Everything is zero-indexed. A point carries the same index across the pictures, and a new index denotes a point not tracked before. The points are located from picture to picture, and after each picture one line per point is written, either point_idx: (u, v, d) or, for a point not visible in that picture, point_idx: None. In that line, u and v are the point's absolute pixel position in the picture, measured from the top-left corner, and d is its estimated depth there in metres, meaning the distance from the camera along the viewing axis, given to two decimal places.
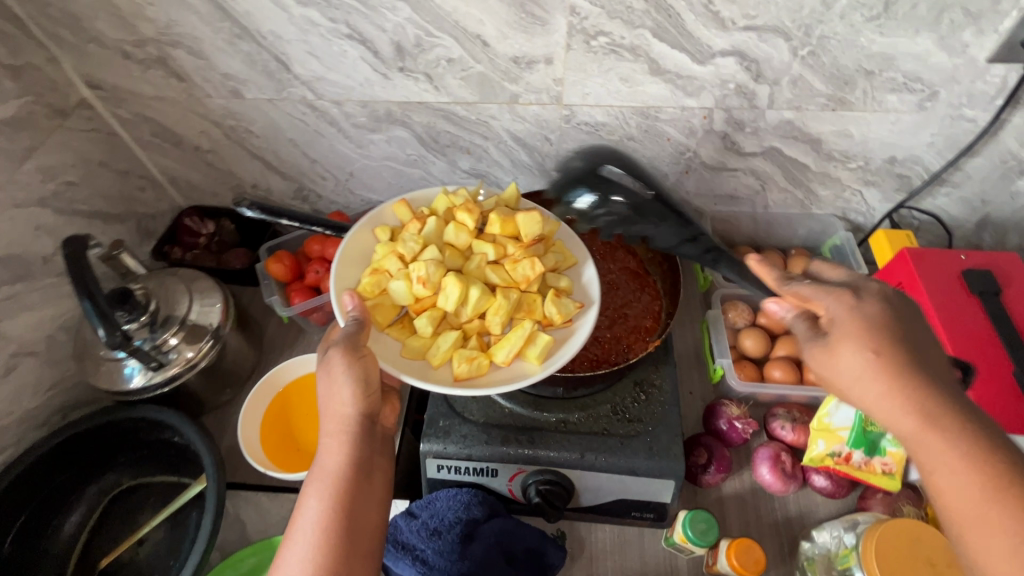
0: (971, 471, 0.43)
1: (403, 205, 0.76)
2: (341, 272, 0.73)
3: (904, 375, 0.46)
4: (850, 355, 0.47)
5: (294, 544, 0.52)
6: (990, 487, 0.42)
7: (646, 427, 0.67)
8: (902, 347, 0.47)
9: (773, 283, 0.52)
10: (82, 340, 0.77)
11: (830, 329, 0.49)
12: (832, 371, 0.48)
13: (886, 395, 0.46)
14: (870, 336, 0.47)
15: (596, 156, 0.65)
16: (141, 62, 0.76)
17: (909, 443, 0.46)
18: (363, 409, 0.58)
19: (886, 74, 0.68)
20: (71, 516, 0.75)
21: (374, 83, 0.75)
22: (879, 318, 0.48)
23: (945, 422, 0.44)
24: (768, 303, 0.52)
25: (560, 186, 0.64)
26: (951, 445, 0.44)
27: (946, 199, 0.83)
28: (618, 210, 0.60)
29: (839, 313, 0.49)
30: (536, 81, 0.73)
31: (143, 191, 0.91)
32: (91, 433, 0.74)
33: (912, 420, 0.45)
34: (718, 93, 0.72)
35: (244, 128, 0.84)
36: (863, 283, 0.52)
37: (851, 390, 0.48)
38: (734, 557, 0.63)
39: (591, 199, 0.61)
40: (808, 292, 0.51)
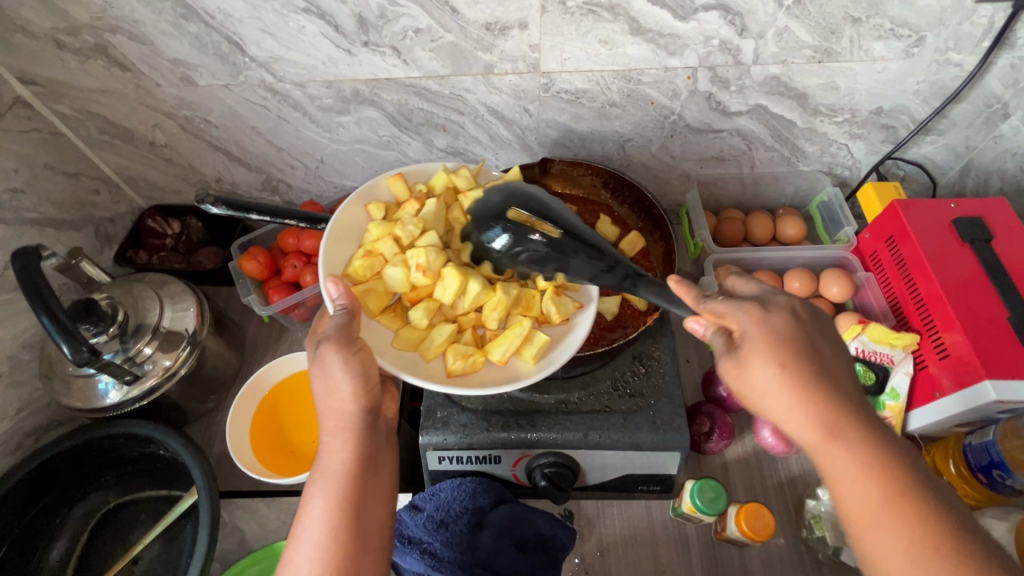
0: (869, 480, 0.43)
1: (399, 180, 0.72)
2: (332, 248, 0.69)
3: (812, 387, 0.45)
4: (760, 372, 0.46)
5: (301, 543, 0.50)
6: (888, 496, 0.42)
7: (649, 401, 0.66)
8: (810, 361, 0.46)
9: (692, 302, 0.53)
10: (49, 359, 0.72)
11: (740, 344, 0.48)
12: (746, 386, 0.48)
13: (794, 408, 0.45)
14: (777, 348, 0.46)
15: (511, 189, 0.68)
16: (78, 51, 0.69)
17: (813, 451, 0.45)
18: (364, 405, 0.56)
19: (873, 21, 0.65)
20: (56, 540, 0.72)
21: (337, 60, 0.70)
22: (788, 331, 0.47)
23: (848, 432, 0.44)
24: (687, 322, 0.50)
25: (477, 225, 0.68)
26: (852, 453, 0.43)
27: (931, 147, 0.82)
28: (536, 249, 0.65)
29: (750, 328, 0.48)
30: (510, 49, 0.68)
31: (98, 194, 0.85)
32: (68, 456, 0.70)
33: (817, 432, 0.45)
34: (701, 50, 0.68)
35: (201, 119, 0.78)
36: (772, 295, 0.51)
37: (762, 401, 0.47)
38: (744, 522, 0.63)
39: (506, 239, 0.66)
40: (722, 308, 0.50)
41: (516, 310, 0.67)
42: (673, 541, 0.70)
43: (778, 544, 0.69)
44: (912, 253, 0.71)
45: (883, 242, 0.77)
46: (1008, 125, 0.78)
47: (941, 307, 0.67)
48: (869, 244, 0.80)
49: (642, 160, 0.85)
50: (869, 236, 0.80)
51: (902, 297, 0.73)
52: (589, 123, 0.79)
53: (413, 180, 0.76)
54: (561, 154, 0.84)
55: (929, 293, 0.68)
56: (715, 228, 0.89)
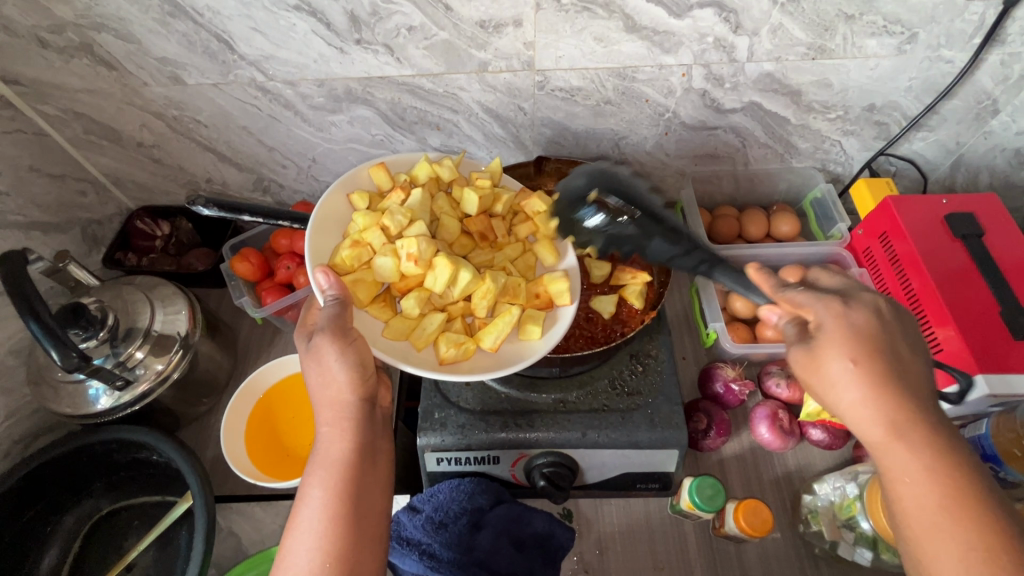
0: (931, 483, 0.43)
1: (381, 170, 0.71)
2: (317, 238, 0.68)
3: (885, 384, 0.45)
4: (833, 364, 0.46)
5: (299, 535, 0.49)
6: (949, 502, 0.42)
7: (647, 399, 0.66)
8: (884, 359, 0.45)
9: (770, 290, 0.52)
10: (37, 365, 0.71)
11: (817, 334, 0.47)
12: (816, 377, 0.47)
13: (864, 403, 0.45)
14: (854, 344, 0.45)
15: (597, 171, 0.66)
16: (62, 50, 0.67)
17: (874, 449, 0.45)
18: (361, 394, 0.55)
19: (866, 18, 0.66)
20: (47, 549, 0.71)
21: (329, 58, 0.69)
22: (868, 328, 0.47)
23: (914, 433, 0.44)
24: (761, 311, 0.51)
25: (565, 205, 0.68)
26: (916, 455, 0.43)
27: (922, 143, 0.83)
28: (619, 229, 0.62)
29: (828, 321, 0.47)
30: (505, 46, 0.68)
31: (85, 195, 0.84)
32: (58, 463, 0.68)
33: (882, 429, 0.44)
34: (697, 48, 0.68)
35: (190, 118, 0.77)
36: (857, 290, 0.50)
37: (829, 394, 0.47)
38: (742, 518, 0.63)
39: (599, 218, 0.64)
40: (802, 299, 0.49)
41: (505, 298, 0.67)
42: (671, 538, 0.70)
43: (776, 540, 0.70)
44: (905, 249, 0.72)
45: (875, 238, 0.78)
46: (998, 120, 0.79)
47: (933, 302, 0.67)
48: (861, 241, 0.81)
49: (637, 157, 0.85)
50: (862, 233, 0.81)
51: (895, 292, 0.74)
52: (584, 121, 0.78)
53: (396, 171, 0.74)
54: (557, 152, 0.84)
55: (921, 289, 0.69)
56: (709, 224, 0.89)
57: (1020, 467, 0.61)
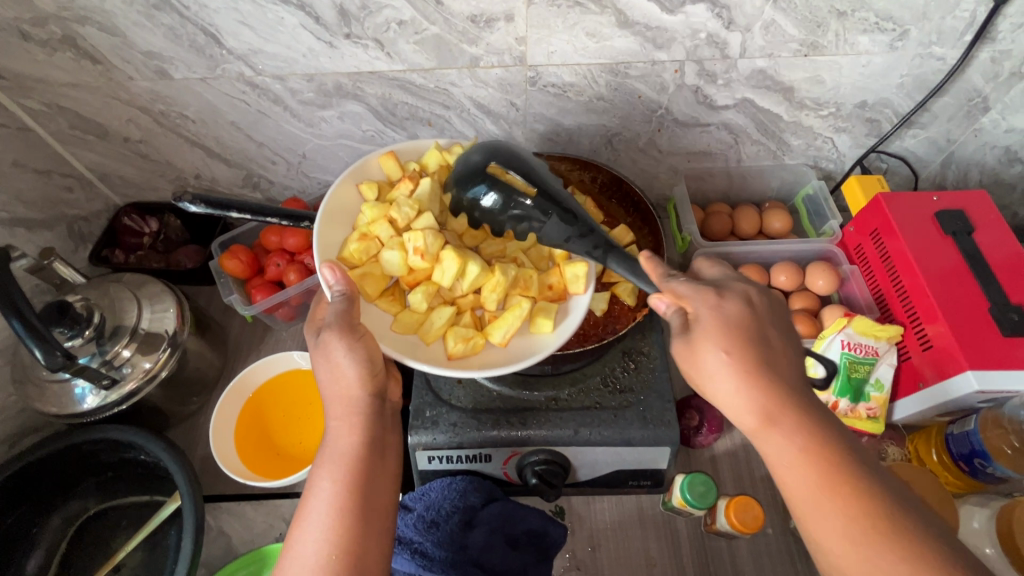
0: (804, 463, 0.46)
1: (391, 159, 0.70)
2: (325, 232, 0.67)
3: (755, 372, 0.48)
4: (708, 356, 0.49)
5: (307, 528, 0.49)
6: (824, 479, 0.45)
7: (639, 396, 0.66)
8: (753, 348, 0.49)
9: (654, 282, 0.55)
10: (21, 364, 0.70)
11: (695, 326, 0.51)
12: (698, 369, 0.50)
13: (739, 392, 0.48)
14: (724, 335, 0.49)
15: (491, 146, 0.64)
16: (45, 43, 0.66)
17: (755, 436, 0.49)
18: (370, 390, 0.55)
19: (858, 14, 0.66)
20: (33, 550, 0.70)
21: (318, 53, 0.68)
22: (738, 318, 0.51)
23: (785, 418, 0.47)
24: (653, 300, 0.52)
25: (461, 182, 0.65)
26: (789, 438, 0.47)
27: (914, 140, 0.83)
28: (524, 210, 0.62)
29: (703, 314, 0.51)
30: (496, 41, 0.67)
31: (71, 191, 0.82)
32: (44, 463, 0.67)
33: (756, 418, 0.48)
34: (689, 44, 0.68)
35: (177, 113, 0.76)
36: (731, 281, 0.55)
37: (710, 386, 0.50)
38: (733, 515, 0.63)
39: (492, 198, 0.63)
40: (682, 291, 0.53)
41: (515, 291, 0.65)
42: (662, 534, 0.70)
43: (767, 536, 0.70)
44: (896, 246, 0.72)
45: (867, 235, 0.78)
46: (988, 118, 0.79)
47: (924, 299, 0.68)
48: (853, 237, 0.81)
49: (629, 154, 0.85)
50: (853, 229, 0.81)
51: (886, 289, 0.74)
52: (576, 117, 0.78)
53: (406, 159, 0.74)
54: (549, 148, 0.83)
55: (913, 286, 0.69)
56: (702, 221, 0.89)
57: (1009, 464, 0.61)
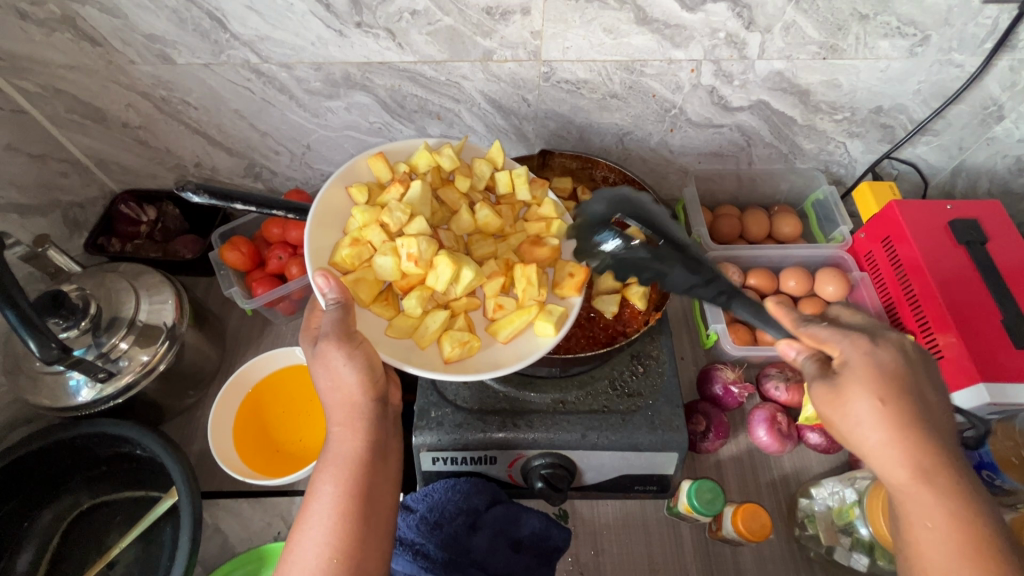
0: (955, 530, 0.41)
1: (380, 160, 0.67)
2: (317, 235, 0.64)
3: (911, 427, 0.44)
4: (859, 402, 0.44)
5: (309, 531, 0.48)
6: (972, 549, 0.41)
7: (646, 401, 0.65)
8: (913, 401, 0.44)
9: (791, 323, 0.50)
10: (14, 355, 0.68)
11: (840, 373, 0.46)
12: (838, 416, 0.46)
13: (889, 444, 0.44)
14: (881, 384, 0.44)
15: (617, 197, 0.64)
16: (42, 23, 0.63)
17: (897, 492, 0.44)
18: (372, 395, 0.54)
19: (880, 18, 0.65)
20: (21, 546, 0.68)
21: (327, 41, 0.66)
22: (895, 368, 0.45)
23: (943, 483, 0.42)
24: (782, 343, 0.49)
25: (585, 229, 0.65)
26: (941, 501, 0.42)
27: (926, 147, 0.82)
28: (637, 254, 0.60)
29: (853, 358, 0.46)
30: (511, 35, 0.66)
31: (66, 177, 0.80)
32: (36, 457, 0.66)
33: (907, 472, 0.43)
34: (707, 43, 0.67)
35: (179, 99, 0.74)
36: (881, 329, 0.49)
37: (852, 432, 0.45)
38: (740, 522, 0.63)
39: (615, 242, 0.62)
40: (824, 335, 0.48)
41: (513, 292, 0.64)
42: (666, 539, 0.70)
43: (771, 544, 0.69)
44: (909, 255, 0.71)
45: (878, 242, 0.77)
46: (1002, 127, 0.78)
47: (935, 310, 0.67)
48: (864, 244, 0.80)
49: (641, 153, 0.83)
50: (864, 236, 0.80)
51: (897, 298, 0.74)
52: (589, 114, 0.76)
53: (394, 160, 0.70)
54: (559, 145, 0.82)
55: (925, 296, 0.69)
56: (711, 224, 0.88)
57: (1015, 474, 0.61)
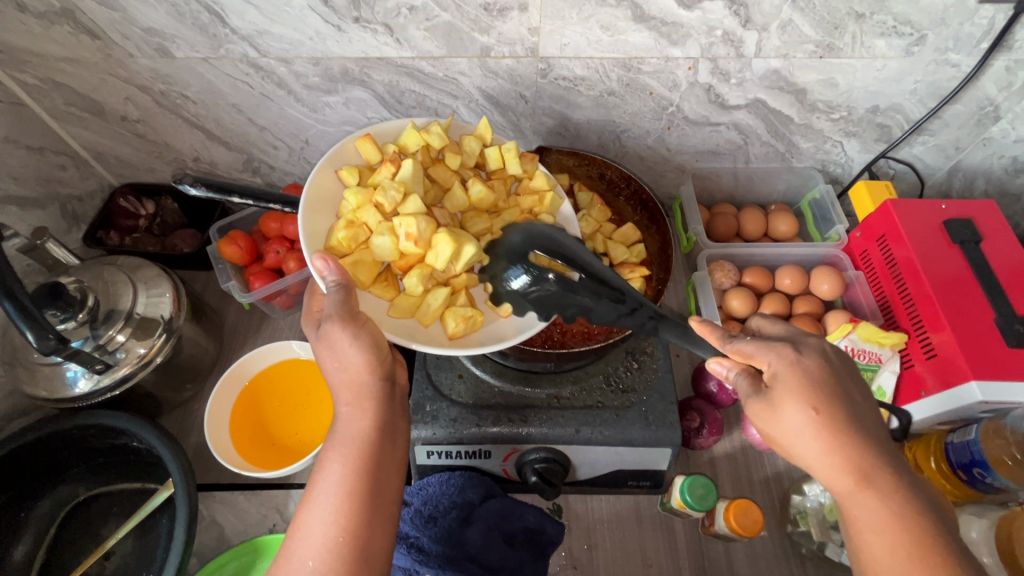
0: (897, 529, 0.42)
1: (368, 141, 0.66)
2: (311, 220, 0.64)
3: (844, 431, 0.44)
4: (794, 414, 0.44)
5: (315, 510, 0.48)
6: (915, 546, 0.41)
7: (641, 397, 0.66)
8: (843, 406, 0.45)
9: (717, 342, 0.50)
10: (11, 346, 0.68)
11: (772, 386, 0.46)
12: (777, 428, 0.46)
13: (826, 452, 0.44)
14: (811, 393, 0.45)
15: (532, 229, 0.64)
16: (42, 16, 0.64)
17: (841, 498, 0.45)
18: (379, 375, 0.53)
19: (876, 17, 0.65)
20: (18, 536, 0.69)
21: (325, 36, 0.66)
22: (821, 374, 0.46)
23: (881, 482, 0.43)
24: (710, 364, 0.49)
25: (499, 261, 0.64)
26: (881, 500, 0.43)
27: (922, 147, 0.82)
28: (550, 289, 0.60)
29: (782, 370, 0.46)
30: (508, 31, 0.66)
31: (65, 170, 0.80)
32: (34, 447, 0.66)
33: (849, 478, 0.44)
34: (704, 41, 0.67)
35: (177, 93, 0.74)
36: (800, 335, 0.49)
37: (792, 444, 0.45)
38: (733, 518, 0.63)
39: (524, 279, 0.62)
40: (751, 349, 0.48)
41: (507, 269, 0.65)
42: (659, 535, 0.70)
43: (763, 540, 0.70)
44: (904, 254, 0.72)
45: (874, 241, 0.78)
46: (998, 127, 0.79)
47: (930, 309, 0.67)
48: (859, 243, 0.81)
49: (638, 151, 0.84)
50: (860, 235, 0.80)
51: (891, 297, 0.74)
52: (586, 112, 0.77)
53: (383, 140, 0.70)
54: (557, 142, 0.82)
55: (919, 295, 0.69)
56: (708, 222, 0.88)
57: (1008, 475, 0.61)
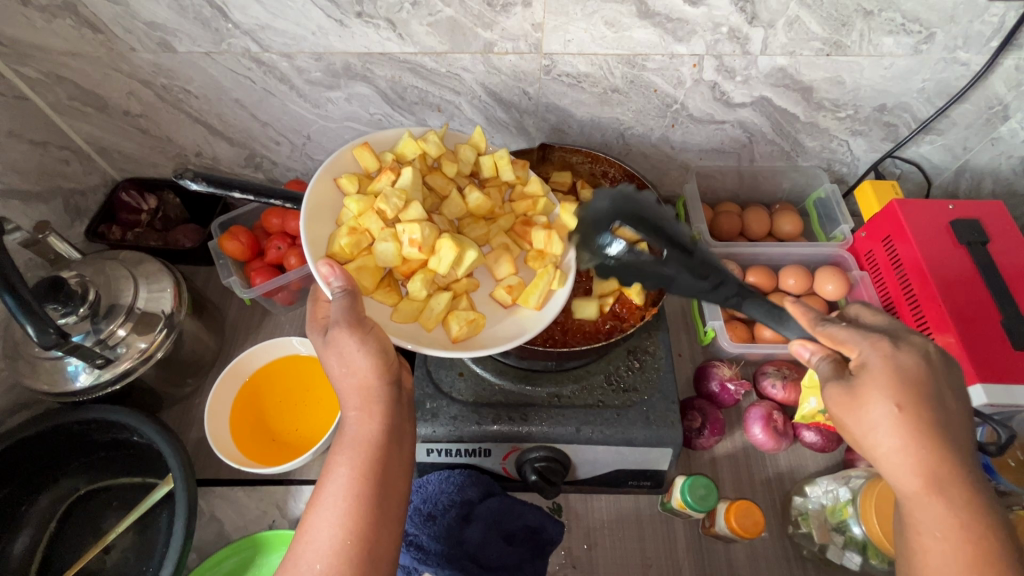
0: (961, 539, 0.41)
1: (366, 149, 0.66)
2: (312, 227, 0.63)
3: (929, 435, 0.42)
4: (877, 409, 0.43)
5: (323, 513, 0.48)
6: (976, 559, 0.40)
7: (642, 396, 0.65)
8: (933, 409, 0.43)
9: (807, 321, 0.49)
10: (14, 340, 0.68)
11: (856, 378, 0.45)
12: (854, 421, 0.44)
13: (904, 452, 0.42)
14: (900, 390, 0.43)
15: (621, 193, 0.61)
16: (44, 9, 0.63)
17: (906, 498, 0.43)
18: (387, 379, 0.53)
19: (885, 15, 0.64)
20: (18, 530, 0.69)
21: (328, 31, 0.66)
22: (918, 375, 0.44)
23: (955, 491, 0.42)
24: (794, 343, 0.48)
25: (591, 227, 0.63)
26: (950, 509, 0.42)
27: (929, 147, 0.82)
28: (643, 259, 0.58)
29: (873, 361, 0.44)
30: (512, 27, 0.65)
31: (68, 164, 0.80)
32: (35, 441, 0.66)
33: (919, 480, 0.42)
34: (710, 38, 0.66)
35: (180, 88, 0.74)
36: (904, 333, 0.47)
37: (866, 438, 0.44)
38: (734, 519, 0.63)
39: (619, 246, 0.61)
40: (843, 336, 0.47)
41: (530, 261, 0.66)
42: (660, 534, 0.70)
43: (764, 541, 0.70)
44: (909, 254, 0.71)
45: (879, 241, 0.77)
46: (1007, 127, 0.78)
47: (935, 311, 0.67)
48: (864, 243, 0.80)
49: (641, 149, 0.83)
50: (865, 235, 0.80)
51: (896, 297, 0.74)
52: (590, 109, 0.76)
53: (380, 149, 0.70)
54: (560, 139, 0.82)
55: (925, 296, 0.68)
56: (712, 221, 0.87)
57: (1013, 477, 0.61)
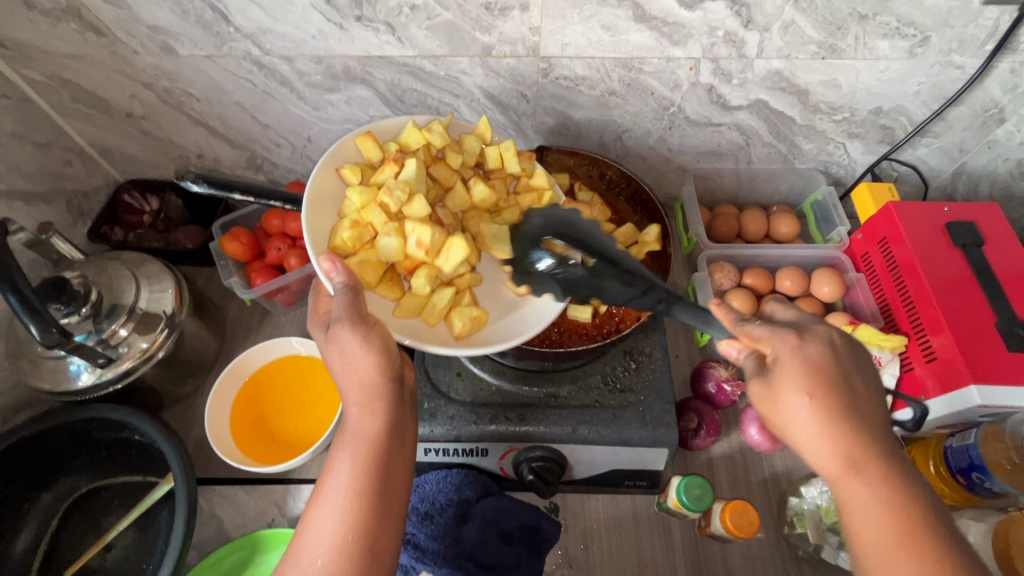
0: (891, 521, 0.40)
1: (369, 139, 0.66)
2: (313, 220, 0.64)
3: (842, 419, 0.43)
4: (792, 400, 0.43)
5: (325, 508, 0.48)
6: (908, 541, 0.40)
7: (639, 397, 0.66)
8: (841, 392, 0.43)
9: (729, 322, 0.49)
10: (17, 339, 0.69)
11: (772, 370, 0.45)
12: (774, 412, 0.45)
13: (821, 437, 0.43)
14: (810, 378, 0.43)
15: (552, 215, 0.68)
16: (48, 13, 0.64)
17: (833, 484, 0.43)
18: (389, 377, 0.53)
19: (879, 18, 0.64)
20: (21, 527, 0.69)
21: (328, 35, 0.67)
22: (823, 362, 0.45)
23: (873, 472, 0.42)
24: (724, 345, 0.48)
25: (521, 246, 0.67)
26: (875, 490, 0.41)
27: (926, 149, 0.82)
28: (578, 272, 0.63)
29: (784, 353, 0.45)
30: (510, 30, 0.66)
31: (71, 165, 0.81)
32: (38, 440, 0.67)
33: (839, 465, 0.42)
34: (706, 41, 0.67)
35: (182, 91, 0.75)
36: (810, 323, 0.48)
37: (787, 427, 0.44)
38: (729, 519, 0.63)
39: (549, 262, 0.65)
40: (760, 333, 0.47)
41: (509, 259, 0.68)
42: (656, 534, 0.70)
43: (760, 541, 0.70)
44: (905, 257, 0.71)
45: (875, 244, 0.77)
46: (1003, 130, 0.78)
47: (931, 313, 0.67)
48: (861, 245, 0.80)
49: (639, 151, 0.84)
50: (861, 237, 0.80)
51: (892, 299, 0.74)
52: (588, 112, 0.77)
53: (382, 139, 0.70)
54: (559, 142, 0.82)
55: (920, 298, 0.69)
56: (709, 223, 0.88)
57: (1008, 479, 0.61)
